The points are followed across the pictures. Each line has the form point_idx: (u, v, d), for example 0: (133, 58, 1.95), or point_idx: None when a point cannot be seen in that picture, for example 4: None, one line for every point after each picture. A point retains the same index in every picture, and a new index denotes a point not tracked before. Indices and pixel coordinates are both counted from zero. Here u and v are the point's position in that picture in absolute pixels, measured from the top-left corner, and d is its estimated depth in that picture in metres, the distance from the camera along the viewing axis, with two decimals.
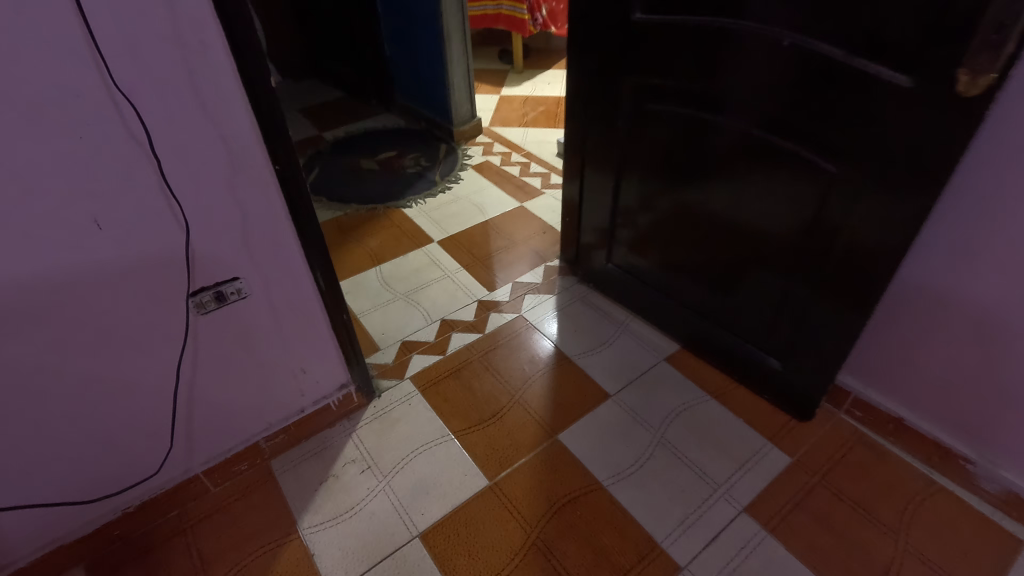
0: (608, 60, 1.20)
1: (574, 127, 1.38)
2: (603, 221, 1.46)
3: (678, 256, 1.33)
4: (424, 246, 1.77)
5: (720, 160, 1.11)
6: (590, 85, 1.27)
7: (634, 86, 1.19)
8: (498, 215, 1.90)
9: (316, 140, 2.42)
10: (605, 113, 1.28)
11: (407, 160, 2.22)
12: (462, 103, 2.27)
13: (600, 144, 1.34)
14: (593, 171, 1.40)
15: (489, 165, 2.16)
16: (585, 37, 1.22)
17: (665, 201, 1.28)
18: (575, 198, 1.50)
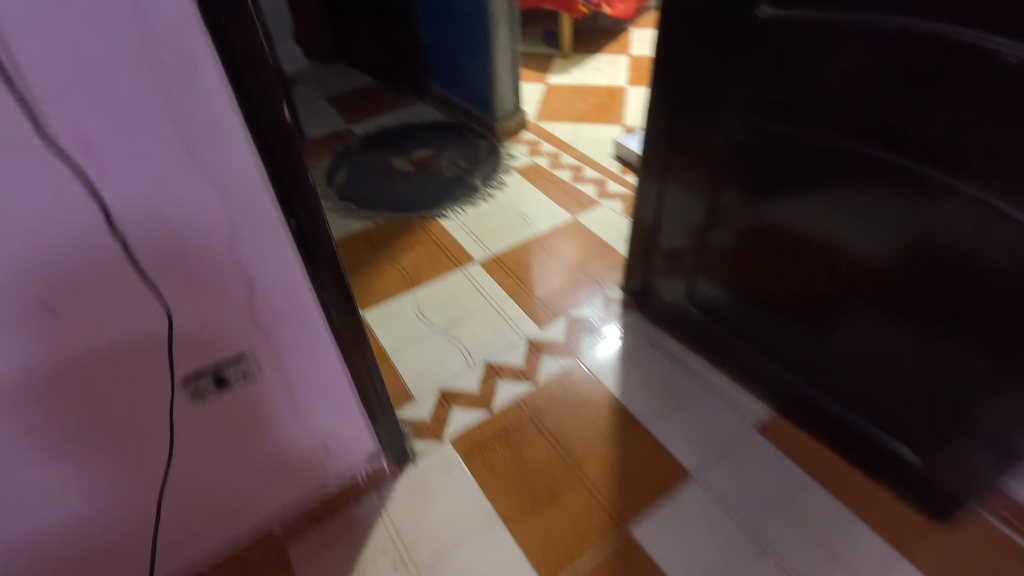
0: (707, 51, 0.94)
1: (652, 129, 1.13)
2: (680, 246, 1.21)
3: (776, 299, 1.08)
4: (465, 268, 1.55)
5: (849, 188, 0.86)
6: (680, 79, 1.02)
7: (738, 90, 0.93)
8: (548, 229, 1.66)
9: (344, 133, 2.20)
10: (696, 116, 1.02)
11: (443, 159, 1.99)
12: (506, 96, 2.01)
13: (685, 152, 1.08)
14: (672, 185, 1.15)
15: (536, 168, 1.92)
16: (678, 20, 0.96)
17: (766, 230, 1.02)
18: (647, 218, 1.25)
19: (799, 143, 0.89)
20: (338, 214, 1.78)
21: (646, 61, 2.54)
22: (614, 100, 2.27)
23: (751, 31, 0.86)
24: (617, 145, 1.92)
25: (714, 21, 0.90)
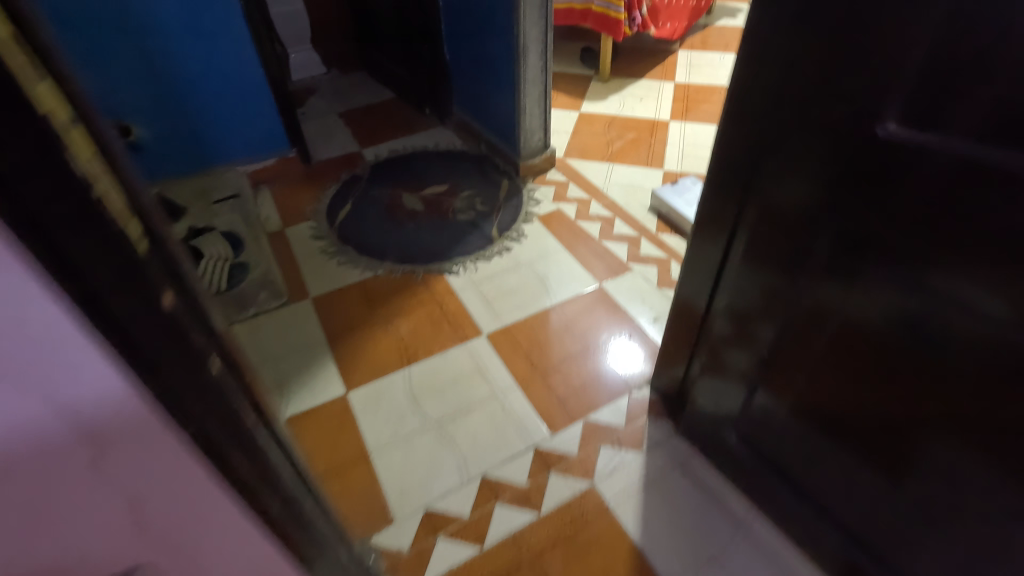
0: (789, 120, 0.69)
1: (714, 194, 0.87)
2: (733, 349, 0.95)
3: (861, 444, 0.79)
4: (469, 342, 1.34)
5: (995, 336, 0.57)
6: (753, 145, 0.76)
7: (824, 185, 0.68)
8: (570, 300, 1.44)
9: (355, 158, 2.00)
10: (771, 190, 0.76)
11: (459, 200, 1.77)
12: (533, 133, 1.79)
13: (751, 231, 0.82)
14: (731, 267, 0.89)
15: (561, 218, 1.70)
16: (758, 70, 0.70)
17: (854, 348, 0.73)
18: (696, 308, 1.01)
19: (902, 269, 0.63)
20: (334, 259, 1.58)
21: (692, 92, 2.28)
22: (655, 138, 2.03)
23: (856, 113, 0.61)
24: (655, 197, 1.69)
25: (807, 89, 0.65)
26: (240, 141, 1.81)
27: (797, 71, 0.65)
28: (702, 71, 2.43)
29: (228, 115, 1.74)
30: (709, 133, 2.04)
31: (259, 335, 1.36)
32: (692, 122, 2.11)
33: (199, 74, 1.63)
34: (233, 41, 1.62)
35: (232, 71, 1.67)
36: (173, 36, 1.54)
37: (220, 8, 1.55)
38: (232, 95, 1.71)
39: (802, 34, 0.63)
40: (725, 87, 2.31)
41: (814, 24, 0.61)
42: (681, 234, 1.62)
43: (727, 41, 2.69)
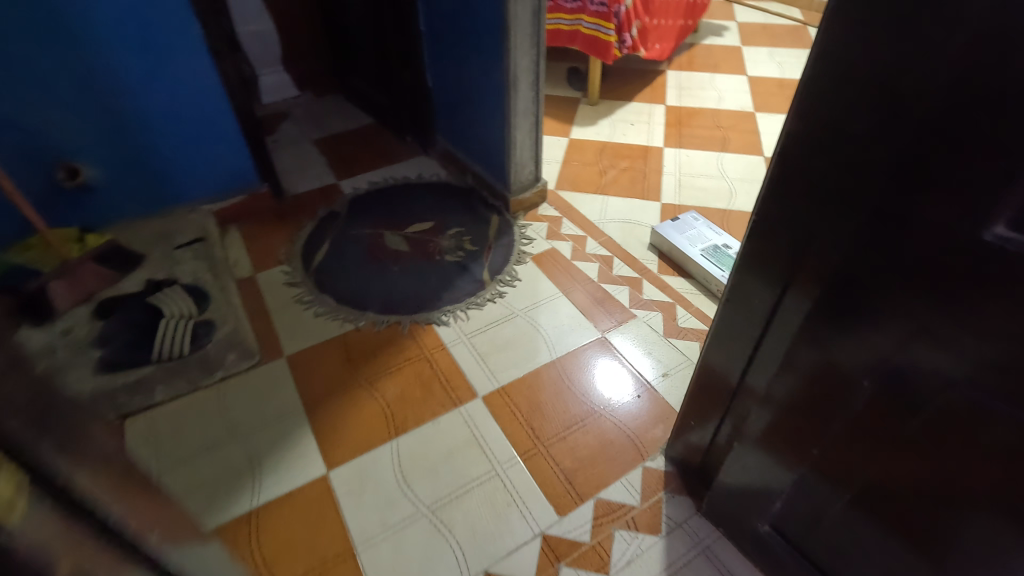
0: (857, 206, 0.58)
1: (745, 282, 0.75)
2: (766, 443, 0.84)
3: (925, 557, 0.70)
4: (463, 407, 1.22)
5: None
6: (797, 225, 0.65)
7: (902, 284, 0.57)
8: (571, 352, 1.33)
9: (332, 192, 1.87)
10: (825, 285, 0.65)
11: (446, 238, 1.65)
12: (524, 166, 1.68)
13: (797, 328, 0.70)
14: (767, 355, 0.78)
15: (557, 258, 1.59)
16: (812, 149, 0.59)
17: (933, 460, 0.63)
18: (721, 384, 0.90)
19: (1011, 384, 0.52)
20: (310, 310, 1.45)
21: (684, 116, 2.20)
22: (650, 166, 1.94)
23: (940, 206, 0.51)
24: (655, 234, 1.59)
25: (882, 172, 0.54)
26: (204, 179, 1.65)
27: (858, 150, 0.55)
28: (692, 93, 2.35)
29: (191, 150, 1.58)
30: (705, 161, 1.95)
31: (228, 405, 1.22)
32: (686, 148, 2.03)
33: (157, 106, 1.48)
34: (194, 68, 1.48)
35: (194, 101, 1.52)
36: (127, 65, 1.39)
37: (179, 33, 1.41)
38: (195, 127, 1.56)
39: (874, 109, 0.52)
40: (716, 110, 2.24)
41: (894, 97, 0.50)
42: (684, 274, 1.53)
43: (714, 60, 2.62)
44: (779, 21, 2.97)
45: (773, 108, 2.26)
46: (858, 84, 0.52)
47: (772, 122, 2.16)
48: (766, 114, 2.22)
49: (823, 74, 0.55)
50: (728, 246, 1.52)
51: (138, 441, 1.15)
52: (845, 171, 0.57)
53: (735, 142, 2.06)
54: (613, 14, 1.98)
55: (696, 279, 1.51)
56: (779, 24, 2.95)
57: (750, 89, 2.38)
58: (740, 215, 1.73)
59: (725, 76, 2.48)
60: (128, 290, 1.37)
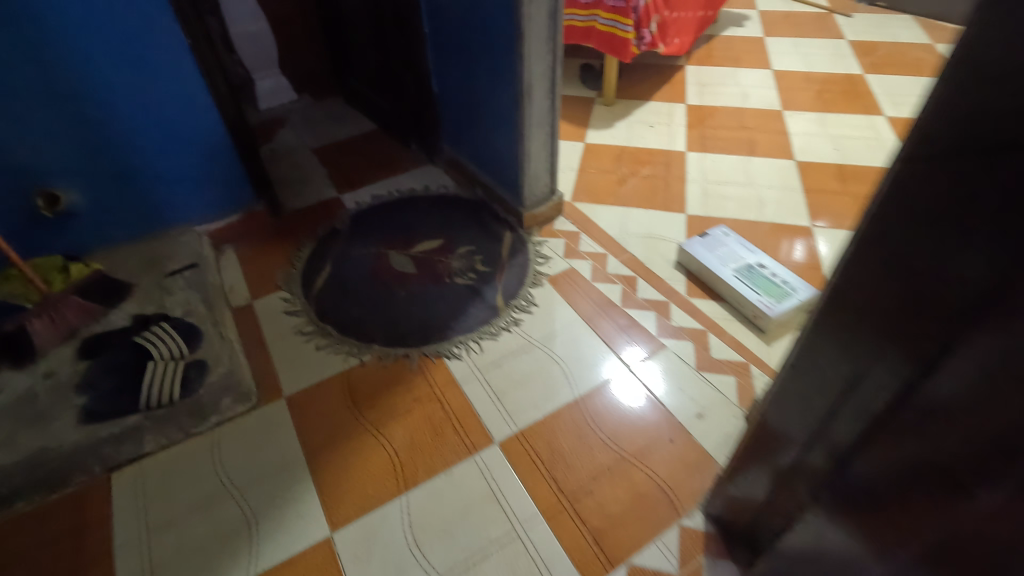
0: (967, 296, 0.45)
1: (817, 350, 0.64)
2: (832, 527, 0.72)
3: None
4: (479, 455, 1.11)
5: None
6: (886, 298, 0.52)
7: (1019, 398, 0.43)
8: (594, 389, 1.22)
9: (334, 207, 1.76)
10: (921, 380, 0.52)
11: (456, 258, 1.54)
12: (538, 180, 1.56)
13: (880, 415, 0.59)
14: (839, 433, 0.66)
15: (576, 280, 1.47)
16: (918, 217, 0.46)
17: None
18: (778, 452, 0.79)
19: None
20: (312, 342, 1.34)
21: (707, 116, 2.06)
22: (672, 173, 1.80)
23: None
24: (682, 252, 1.47)
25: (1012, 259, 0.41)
26: (194, 199, 1.54)
27: (984, 224, 0.42)
28: (714, 91, 2.21)
29: (180, 170, 1.48)
30: (731, 166, 1.82)
31: (224, 455, 1.12)
32: (710, 152, 1.89)
33: (143, 125, 1.38)
34: (182, 85, 1.37)
35: (183, 120, 1.42)
36: (107, 84, 1.29)
37: (163, 48, 1.31)
38: (184, 147, 1.46)
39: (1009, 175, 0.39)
40: (741, 108, 2.09)
41: None
42: (715, 296, 1.41)
43: (736, 53, 2.47)
44: (803, 8, 2.81)
45: (802, 105, 2.11)
46: (987, 152, 0.40)
47: (801, 120, 2.02)
48: (795, 112, 2.07)
49: (940, 130, 0.42)
50: (763, 265, 1.39)
51: (126, 498, 1.05)
52: (957, 254, 0.45)
53: (763, 144, 1.92)
54: (631, 9, 1.84)
55: (728, 302, 1.38)
56: (804, 12, 2.78)
57: (776, 85, 2.23)
58: (772, 228, 1.59)
59: (748, 70, 2.33)
60: (115, 325, 1.28)
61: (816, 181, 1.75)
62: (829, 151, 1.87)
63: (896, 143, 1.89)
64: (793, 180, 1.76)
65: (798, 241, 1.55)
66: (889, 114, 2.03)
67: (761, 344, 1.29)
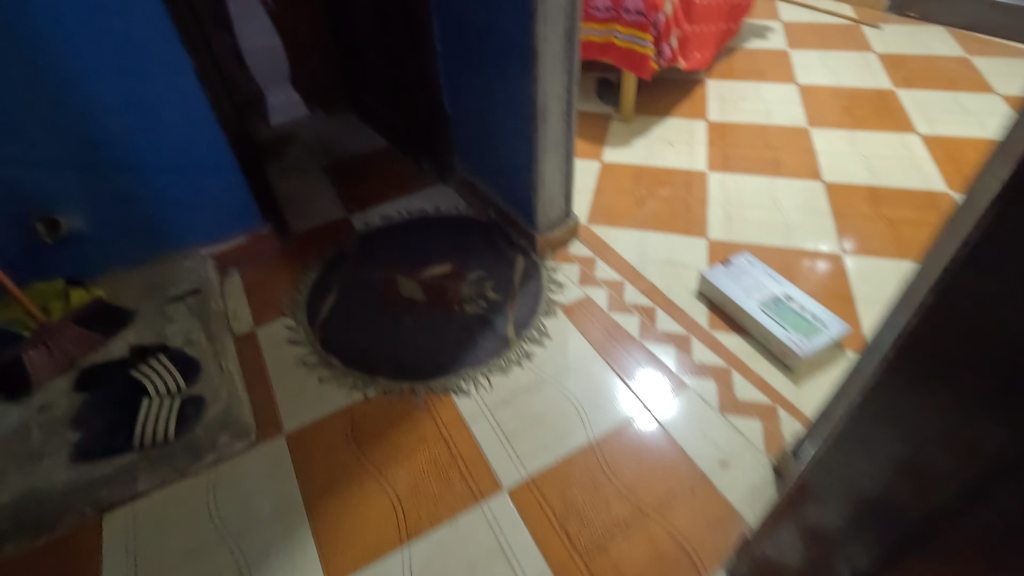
0: None
1: (863, 427, 0.56)
2: None
3: None
4: (486, 504, 1.04)
5: None
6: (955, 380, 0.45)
7: None
8: (610, 433, 1.14)
9: (343, 228, 1.71)
10: (995, 481, 0.45)
11: (466, 284, 1.48)
12: (552, 203, 1.49)
13: (942, 512, 0.51)
14: (890, 522, 0.58)
15: (591, 309, 1.40)
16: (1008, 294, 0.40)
17: None
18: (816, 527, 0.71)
19: None
20: (315, 374, 1.29)
21: (729, 133, 1.98)
22: (693, 194, 1.73)
23: None
24: (704, 282, 1.39)
25: None
26: (199, 221, 1.51)
27: None
28: (737, 107, 2.13)
29: (184, 193, 1.45)
30: (756, 188, 1.74)
31: (220, 497, 1.07)
32: (733, 172, 1.81)
33: (146, 148, 1.35)
34: (186, 107, 1.34)
35: (188, 142, 1.38)
36: (110, 107, 1.26)
37: (166, 70, 1.27)
38: (189, 169, 1.42)
39: None
40: (766, 125, 2.01)
41: None
42: (738, 330, 1.33)
43: (759, 67, 2.38)
44: (829, 20, 2.71)
45: (829, 122, 2.02)
46: None
47: (829, 138, 1.93)
48: (822, 129, 1.98)
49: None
50: (790, 298, 1.31)
51: (117, 542, 1.01)
52: None
53: (788, 163, 1.84)
54: (651, 24, 1.77)
55: (753, 337, 1.30)
56: (830, 23, 2.69)
57: (802, 101, 2.14)
58: (799, 254, 1.51)
59: (772, 85, 2.24)
60: (113, 355, 1.24)
61: (846, 204, 1.66)
62: (859, 171, 1.78)
63: (930, 163, 1.79)
64: (821, 202, 1.67)
65: (829, 269, 1.46)
66: (922, 132, 1.94)
67: (789, 384, 1.21)
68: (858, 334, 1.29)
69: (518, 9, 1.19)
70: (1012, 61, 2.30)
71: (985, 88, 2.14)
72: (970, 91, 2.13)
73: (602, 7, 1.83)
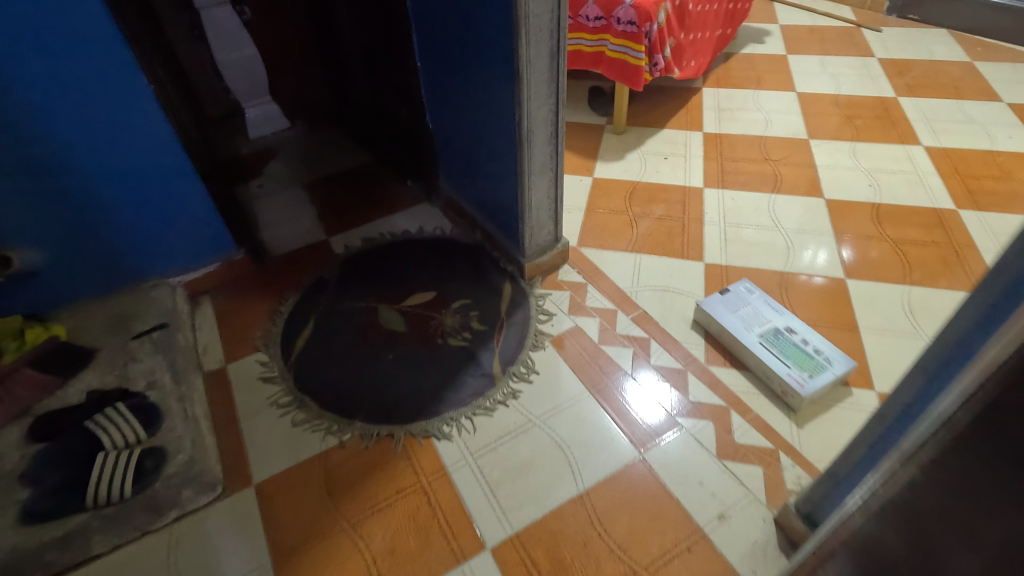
0: None
1: (888, 539, 0.49)
2: None
3: None
4: (468, 567, 0.97)
5: None
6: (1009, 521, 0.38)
7: None
8: (601, 482, 1.07)
9: (322, 251, 1.63)
10: None
11: (450, 314, 1.40)
12: (540, 229, 1.41)
13: None
14: None
15: (582, 341, 1.33)
16: None
17: None
18: None
19: None
20: (288, 417, 1.21)
21: (726, 146, 1.91)
22: (689, 213, 1.65)
23: None
24: (701, 312, 1.32)
25: None
26: (166, 249, 1.42)
27: None
28: (734, 117, 2.05)
29: (149, 221, 1.36)
30: (754, 205, 1.66)
31: (181, 561, 1.00)
32: (731, 188, 1.74)
33: (107, 176, 1.26)
34: (148, 133, 1.26)
35: (150, 168, 1.30)
36: (66, 134, 1.17)
37: (126, 96, 1.19)
38: (153, 197, 1.34)
39: None
40: (765, 137, 1.93)
41: None
42: (737, 365, 1.25)
43: (757, 74, 2.30)
44: (829, 23, 2.63)
45: (830, 133, 1.95)
46: None
47: (830, 151, 1.85)
48: (823, 141, 1.90)
49: None
50: (792, 330, 1.24)
51: None
52: None
53: (788, 179, 1.76)
54: (644, 34, 1.69)
55: (753, 373, 1.23)
56: (830, 26, 2.61)
57: (801, 110, 2.06)
58: (800, 279, 1.44)
59: (771, 93, 2.16)
60: (69, 402, 1.16)
61: (848, 223, 1.59)
62: (862, 187, 1.71)
63: (936, 177, 1.73)
64: (823, 221, 1.60)
65: (833, 295, 1.39)
66: (927, 144, 1.86)
67: (790, 427, 1.14)
68: (863, 369, 1.22)
69: (500, 28, 1.10)
70: (1019, 66, 2.22)
71: (990, 95, 2.07)
72: (976, 99, 2.06)
73: (592, 16, 1.75)
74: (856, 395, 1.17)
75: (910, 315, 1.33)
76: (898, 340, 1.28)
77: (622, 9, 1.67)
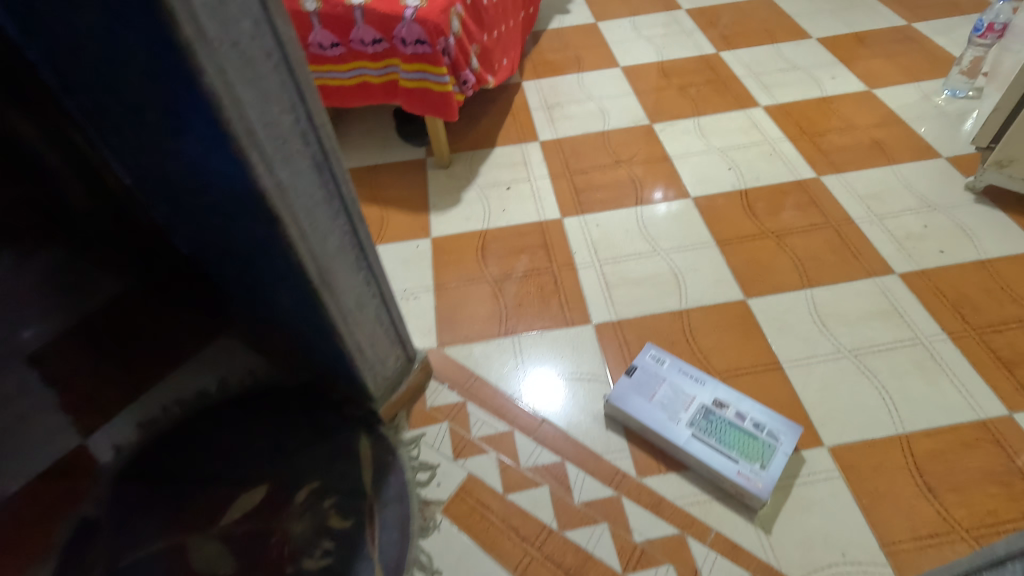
0: None
1: None
2: None
3: None
4: None
5: None
6: None
7: None
8: None
9: (77, 474, 1.02)
10: None
11: (296, 517, 0.99)
12: (384, 359, 1.04)
13: None
14: None
15: (484, 495, 1.00)
16: None
17: None
18: None
19: None
20: None
21: (570, 155, 1.63)
22: (557, 259, 1.37)
23: None
24: (612, 407, 1.05)
25: None
26: None
27: None
28: (567, 114, 1.78)
29: None
30: (622, 226, 1.43)
31: None
32: (593, 211, 1.47)
33: None
34: None
35: None
36: None
37: None
38: None
39: None
40: (607, 133, 1.69)
41: None
42: (674, 465, 1.02)
43: (574, 52, 2.04)
44: None
45: (670, 110, 1.76)
46: None
47: (677, 134, 1.67)
48: (666, 123, 1.71)
49: None
50: (722, 405, 1.02)
51: None
52: None
53: (649, 181, 1.54)
54: (441, 52, 1.31)
55: (695, 472, 1.00)
56: None
57: (632, 88, 1.85)
58: (701, 315, 1.23)
59: (595, 74, 1.92)
60: None
61: (725, 223, 1.41)
62: (723, 172, 1.54)
63: (786, 142, 1.61)
64: (699, 228, 1.41)
65: (742, 326, 1.20)
66: (764, 102, 1.75)
67: (759, 535, 0.93)
68: (804, 420, 1.05)
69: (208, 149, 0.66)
70: None
71: (800, 33, 2.02)
72: (788, 40, 2.00)
73: (368, 40, 1.34)
74: (810, 459, 1.00)
75: (825, 329, 1.18)
76: (823, 367, 1.12)
77: (403, 26, 1.28)
